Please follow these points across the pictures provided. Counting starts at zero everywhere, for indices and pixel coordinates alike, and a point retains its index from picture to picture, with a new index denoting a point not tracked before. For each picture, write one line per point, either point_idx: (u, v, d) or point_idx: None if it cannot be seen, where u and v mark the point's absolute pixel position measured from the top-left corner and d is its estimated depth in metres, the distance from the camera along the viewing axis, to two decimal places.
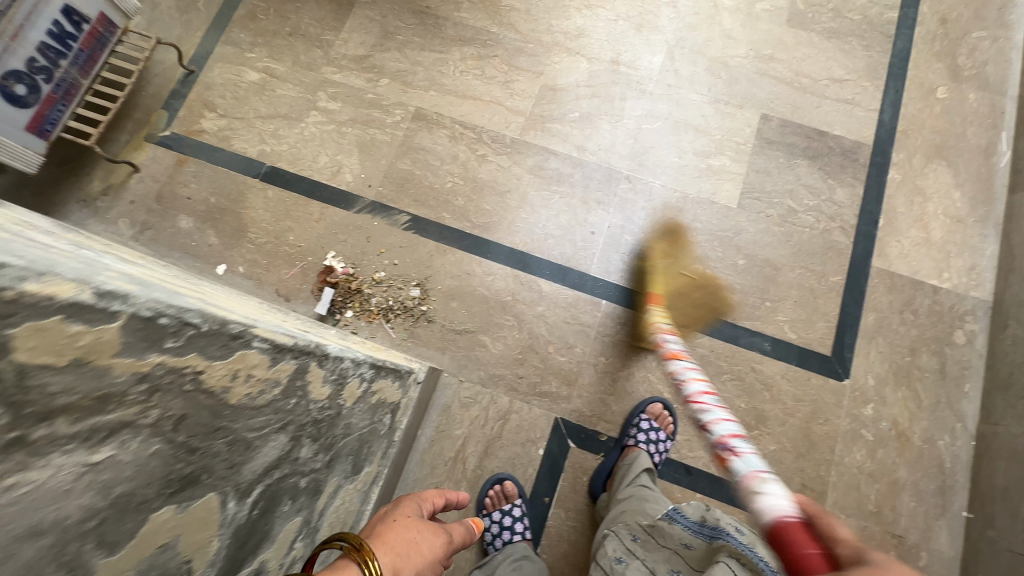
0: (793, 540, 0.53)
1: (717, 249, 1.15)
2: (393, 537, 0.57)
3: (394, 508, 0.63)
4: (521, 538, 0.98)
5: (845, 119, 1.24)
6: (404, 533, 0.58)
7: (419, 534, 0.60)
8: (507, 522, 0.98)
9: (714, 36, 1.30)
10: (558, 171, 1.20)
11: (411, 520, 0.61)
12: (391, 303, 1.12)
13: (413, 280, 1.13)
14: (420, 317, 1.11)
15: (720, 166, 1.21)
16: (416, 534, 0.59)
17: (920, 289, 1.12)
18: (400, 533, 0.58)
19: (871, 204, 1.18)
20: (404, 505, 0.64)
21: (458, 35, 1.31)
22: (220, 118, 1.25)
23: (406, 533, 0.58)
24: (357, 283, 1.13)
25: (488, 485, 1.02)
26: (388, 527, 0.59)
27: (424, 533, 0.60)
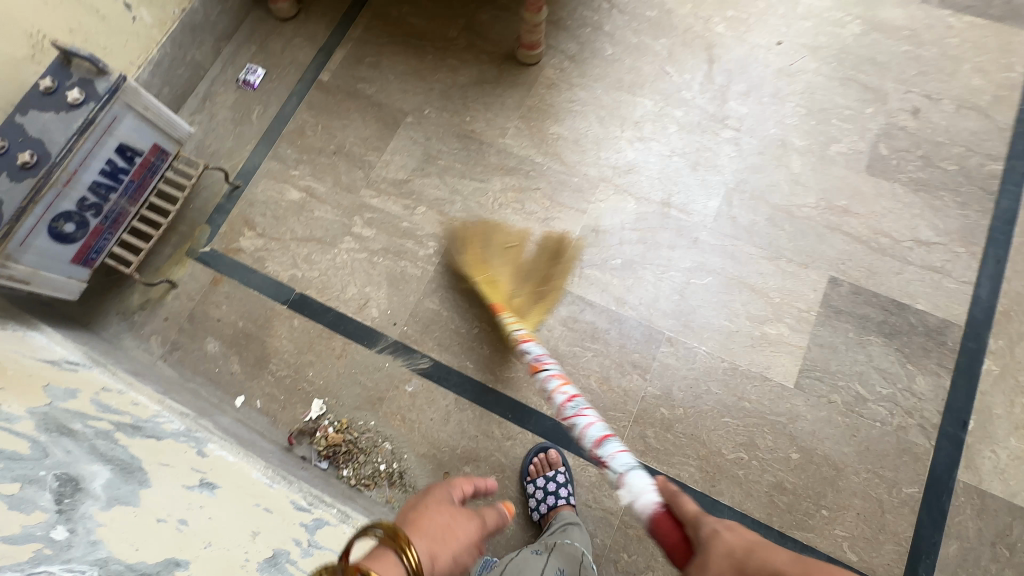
0: (664, 530, 0.72)
1: (767, 437, 1.02)
2: (426, 527, 0.67)
3: (427, 495, 0.73)
4: (566, 503, 0.97)
5: (931, 290, 1.08)
6: (436, 520, 0.68)
7: (451, 519, 0.69)
8: (552, 488, 0.98)
9: (779, 180, 1.19)
10: (593, 324, 1.12)
11: (443, 508, 0.70)
12: (370, 471, 1.06)
13: (378, 446, 1.07)
14: (402, 484, 1.05)
15: (777, 335, 1.08)
16: (448, 520, 0.69)
17: (1019, 517, 0.94)
18: (433, 521, 0.68)
19: (959, 401, 1.01)
20: (437, 489, 0.74)
21: (501, 163, 1.26)
22: (259, 237, 1.26)
23: (439, 520, 0.68)
24: (342, 442, 1.07)
25: (532, 454, 1.03)
26: (421, 516, 0.69)
27: (456, 518, 0.70)
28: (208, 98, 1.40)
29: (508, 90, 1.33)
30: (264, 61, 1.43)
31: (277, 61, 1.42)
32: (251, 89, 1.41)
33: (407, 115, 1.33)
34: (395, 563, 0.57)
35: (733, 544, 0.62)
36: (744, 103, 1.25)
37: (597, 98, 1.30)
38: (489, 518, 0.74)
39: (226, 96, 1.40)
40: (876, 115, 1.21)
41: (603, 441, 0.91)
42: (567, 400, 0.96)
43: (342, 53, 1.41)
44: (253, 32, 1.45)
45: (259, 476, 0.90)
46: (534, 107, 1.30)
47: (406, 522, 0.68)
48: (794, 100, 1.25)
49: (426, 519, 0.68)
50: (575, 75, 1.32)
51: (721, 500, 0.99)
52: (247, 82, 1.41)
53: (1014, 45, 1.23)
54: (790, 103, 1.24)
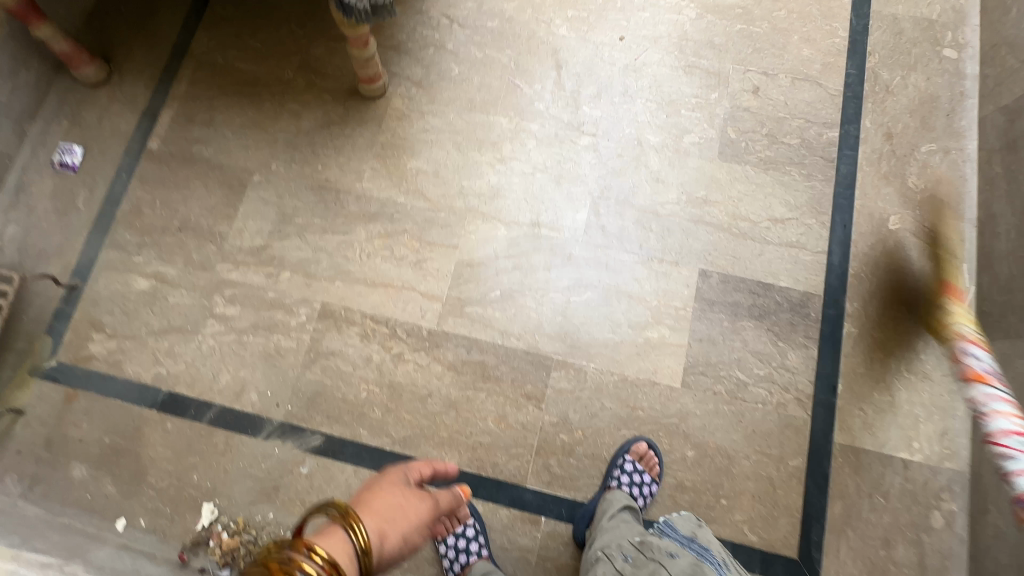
0: None
1: (664, 441, 1.04)
2: (379, 505, 0.64)
3: (381, 477, 0.69)
4: (477, 557, 0.97)
5: (791, 266, 1.12)
6: (390, 500, 0.65)
7: (405, 500, 0.66)
8: (462, 544, 0.98)
9: (641, 181, 1.19)
10: (482, 362, 1.10)
11: (398, 487, 0.67)
12: None
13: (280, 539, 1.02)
14: None
15: (659, 338, 1.10)
16: (401, 501, 0.65)
17: (889, 465, 1.02)
18: (387, 500, 0.65)
19: (827, 368, 1.07)
20: (394, 471, 0.70)
21: (362, 210, 1.19)
22: (110, 339, 1.14)
23: (393, 500, 0.65)
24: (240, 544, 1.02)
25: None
26: (374, 495, 0.66)
27: (409, 498, 0.66)
28: (21, 189, 1.23)
29: (358, 128, 1.25)
30: (80, 137, 1.27)
31: (95, 134, 1.27)
32: (72, 171, 1.24)
33: (253, 173, 1.23)
34: (344, 541, 0.57)
35: None
36: (596, 107, 1.24)
37: (451, 124, 1.24)
38: (448, 501, 0.71)
39: (43, 183, 1.24)
40: (721, 99, 1.23)
41: None
42: None
43: (168, 114, 1.28)
44: (60, 104, 1.28)
45: None
46: (388, 143, 1.24)
47: (361, 497, 0.66)
48: (644, 95, 1.24)
49: (380, 493, 0.66)
50: (425, 101, 1.26)
51: None
52: (64, 164, 1.24)
53: (834, 10, 1.28)
54: (641, 99, 1.24)
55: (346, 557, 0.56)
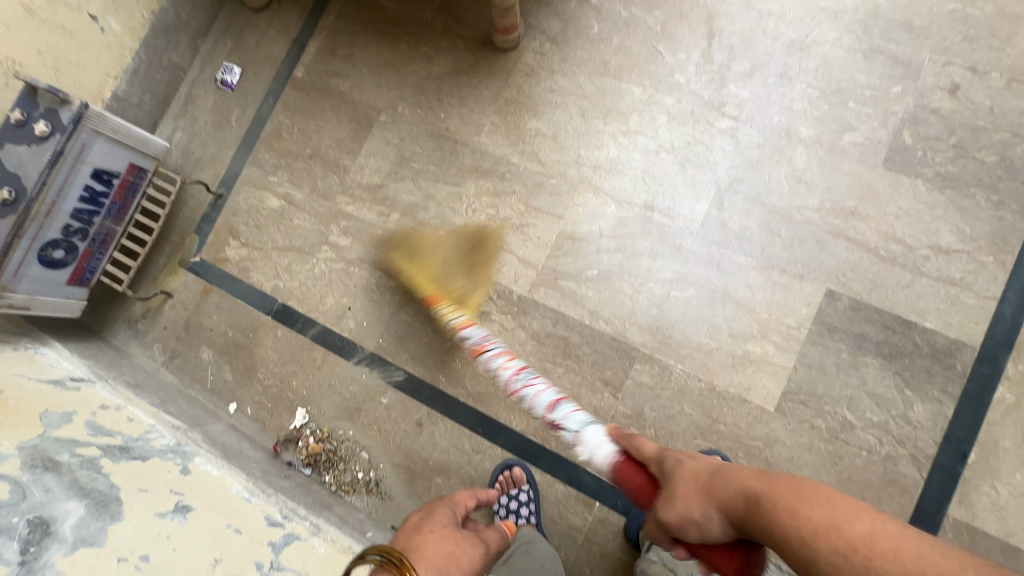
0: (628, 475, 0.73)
1: (742, 462, 0.98)
2: (432, 553, 0.62)
3: (429, 518, 0.68)
4: (525, 522, 1.00)
5: (944, 306, 0.96)
6: (442, 547, 0.63)
7: (456, 546, 0.65)
8: (513, 506, 1.01)
9: (779, 179, 1.06)
10: (566, 339, 1.08)
11: (447, 532, 0.66)
12: (347, 476, 1.12)
13: (355, 455, 1.13)
14: (375, 490, 1.11)
15: (760, 354, 1.00)
16: (453, 547, 0.64)
17: (1012, 558, 0.87)
18: (438, 548, 0.63)
19: (960, 432, 0.92)
20: (441, 511, 0.70)
21: (476, 165, 1.20)
22: (243, 247, 1.28)
23: (445, 547, 0.64)
24: (321, 451, 1.14)
25: (498, 470, 1.04)
26: (427, 540, 0.64)
27: (461, 544, 0.65)
28: (188, 100, 1.38)
29: (485, 80, 1.23)
30: (239, 57, 1.38)
31: (252, 57, 1.37)
32: (230, 89, 1.37)
33: (380, 113, 1.27)
34: None
35: (695, 470, 0.64)
36: (745, 87, 1.10)
37: (579, 87, 1.18)
38: (487, 542, 0.71)
39: (206, 97, 1.37)
40: (904, 96, 1.04)
41: (555, 406, 0.89)
42: (516, 372, 0.96)
43: (315, 45, 1.35)
44: (227, 25, 1.39)
45: (238, 491, 0.92)
46: (512, 100, 1.21)
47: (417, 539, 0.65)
48: (806, 79, 1.08)
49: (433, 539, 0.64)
50: (557, 60, 1.20)
51: None
52: (224, 82, 1.37)
53: None
54: (801, 84, 1.08)
55: None
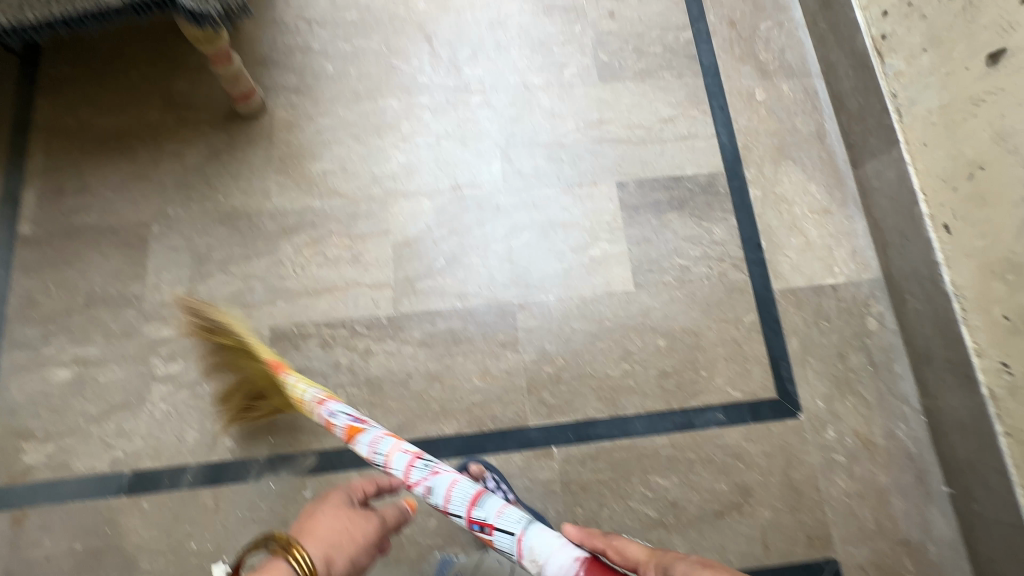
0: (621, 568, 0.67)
1: (636, 340, 1.11)
2: (319, 531, 0.72)
3: (323, 502, 0.77)
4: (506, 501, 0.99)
5: (691, 155, 1.24)
6: (333, 525, 0.73)
7: (348, 522, 0.75)
8: (488, 496, 0.99)
9: (539, 121, 1.25)
10: (450, 329, 1.11)
11: (339, 512, 0.76)
12: None
13: None
14: None
15: (602, 253, 1.16)
16: (343, 524, 0.74)
17: (822, 293, 1.15)
18: (327, 525, 0.73)
19: (748, 231, 1.19)
20: (336, 494, 0.79)
21: (280, 227, 1.16)
22: (46, 442, 1.03)
23: (334, 526, 0.73)
24: None
25: (456, 477, 1.02)
26: (313, 521, 0.74)
27: (352, 520, 0.75)
28: None
29: (249, 149, 1.21)
30: None
31: None
32: None
33: (150, 225, 1.15)
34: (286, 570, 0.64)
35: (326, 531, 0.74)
36: (477, 66, 1.28)
37: (343, 119, 1.24)
38: (389, 513, 0.81)
39: None
40: (585, 30, 1.32)
41: None
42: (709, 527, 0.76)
43: (32, 192, 1.16)
44: None
45: None
46: (286, 155, 1.21)
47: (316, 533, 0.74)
48: (516, 44, 1.30)
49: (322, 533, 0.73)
50: (309, 106, 1.24)
51: (628, 414, 1.07)
52: None
53: None
54: (515, 49, 1.30)
55: None
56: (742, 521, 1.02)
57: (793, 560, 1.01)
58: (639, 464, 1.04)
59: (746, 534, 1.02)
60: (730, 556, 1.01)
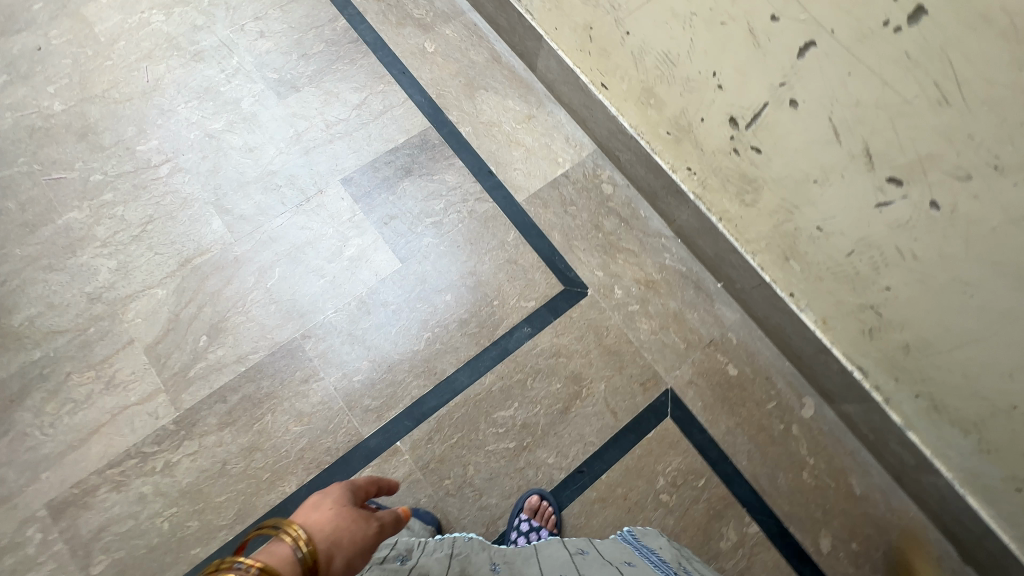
0: None
1: (426, 306, 1.14)
2: (324, 529, 0.51)
3: (333, 489, 0.57)
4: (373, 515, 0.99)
5: (396, 125, 1.28)
6: (338, 520, 0.52)
7: (351, 521, 0.53)
8: None
9: (239, 161, 1.21)
10: (245, 395, 1.05)
11: (344, 508, 0.54)
12: None
13: None
14: None
15: (358, 249, 1.17)
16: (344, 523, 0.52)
17: (558, 185, 1.27)
18: (331, 522, 0.52)
19: (475, 165, 1.26)
20: (341, 487, 0.59)
21: (5, 400, 1.01)
22: None
23: (338, 521, 0.52)
24: None
25: None
26: (316, 512, 0.52)
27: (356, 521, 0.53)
28: None
29: None
30: None
31: None
32: None
33: None
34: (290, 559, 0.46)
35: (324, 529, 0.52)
36: (149, 139, 1.21)
37: (25, 257, 1.10)
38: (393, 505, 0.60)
39: None
40: (243, 59, 1.29)
41: None
42: None
43: None
44: None
45: None
46: None
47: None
48: (182, 100, 1.25)
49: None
50: None
51: (449, 373, 1.10)
52: None
53: None
54: (180, 106, 1.24)
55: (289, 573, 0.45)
56: (586, 404, 1.10)
57: (639, 410, 1.11)
58: (479, 410, 1.08)
59: (594, 412, 1.10)
60: (591, 438, 1.08)
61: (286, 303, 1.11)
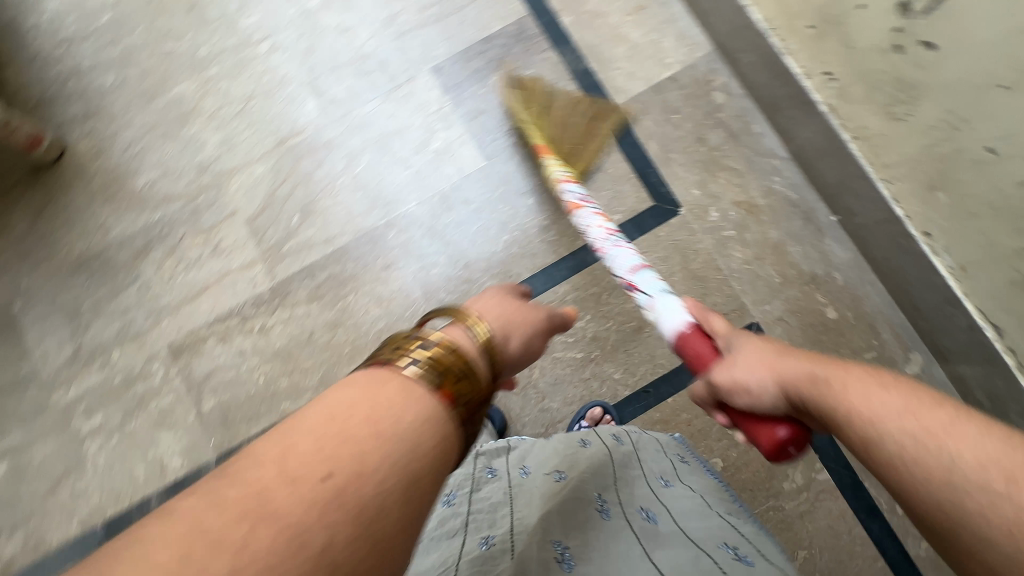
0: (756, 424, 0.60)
1: (507, 208, 1.11)
2: (492, 312, 0.62)
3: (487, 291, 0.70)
4: None
5: (492, 10, 1.18)
6: (498, 307, 0.64)
7: (513, 307, 0.65)
8: None
9: (334, 42, 1.19)
10: (331, 275, 1.11)
11: (501, 298, 0.67)
12: None
13: None
14: None
15: (444, 142, 1.14)
16: (509, 306, 0.65)
17: (663, 89, 1.14)
18: (496, 308, 0.63)
19: (573, 60, 1.16)
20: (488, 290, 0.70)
21: (133, 252, 1.13)
22: (14, 533, 1.06)
23: (502, 306, 0.64)
24: None
25: None
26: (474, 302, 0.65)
27: (524, 305, 0.67)
28: None
29: (69, 192, 1.16)
30: None
31: None
32: None
33: (12, 305, 1.13)
34: (467, 334, 0.52)
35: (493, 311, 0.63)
36: (250, 14, 1.21)
37: (145, 124, 1.18)
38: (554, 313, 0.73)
39: None
40: None
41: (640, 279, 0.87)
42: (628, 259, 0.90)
43: None
44: None
45: None
46: (106, 182, 1.16)
47: (439, 402, 0.43)
48: None
49: (432, 411, 0.42)
50: (107, 125, 1.18)
51: (524, 278, 1.09)
52: None
53: None
54: None
55: (474, 347, 0.51)
56: None
57: None
58: None
59: None
60: (661, 360, 1.05)
61: (363, 176, 1.13)
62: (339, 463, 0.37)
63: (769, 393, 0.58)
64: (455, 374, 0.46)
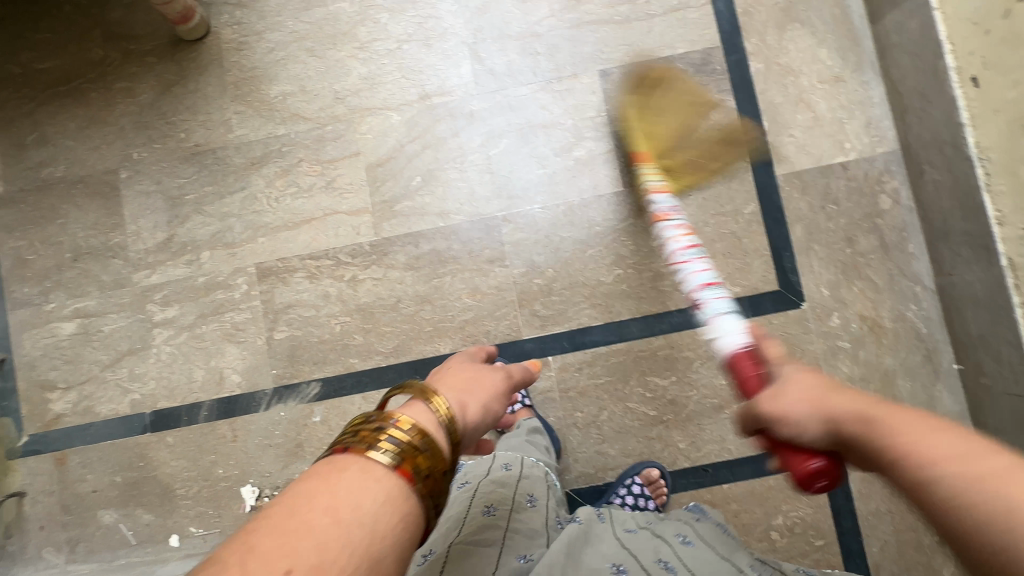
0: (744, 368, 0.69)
1: (629, 243, 1.06)
2: (447, 381, 0.59)
3: (450, 362, 0.66)
4: (522, 407, 1.04)
5: (682, 30, 1.09)
6: (459, 376, 0.60)
7: (477, 373, 0.63)
8: None
9: (508, 10, 1.11)
10: (434, 250, 1.08)
11: (464, 367, 0.63)
12: None
13: None
14: None
15: (587, 153, 1.08)
16: (471, 375, 0.61)
17: (830, 174, 1.06)
18: (455, 377, 0.60)
19: (748, 112, 1.08)
20: (457, 358, 0.68)
21: (248, 160, 1.11)
22: (69, 392, 1.08)
23: (463, 374, 0.61)
24: None
25: None
26: (442, 374, 0.61)
27: (484, 373, 0.63)
28: None
29: (202, 78, 1.12)
30: None
31: None
32: None
33: (118, 172, 1.12)
34: (426, 412, 0.48)
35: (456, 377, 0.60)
36: None
37: (294, 32, 1.12)
38: (513, 373, 0.72)
39: None
40: None
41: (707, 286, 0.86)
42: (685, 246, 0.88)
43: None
44: None
45: None
46: (240, 79, 1.12)
47: (399, 482, 0.39)
48: None
49: (391, 492, 0.39)
50: (256, 20, 1.13)
51: (623, 319, 1.05)
52: None
53: None
54: None
55: (432, 423, 0.47)
56: None
57: None
58: (636, 366, 1.04)
59: None
60: (730, 446, 1.03)
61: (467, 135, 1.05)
62: (299, 557, 0.33)
63: (812, 425, 0.51)
64: (420, 458, 0.42)
